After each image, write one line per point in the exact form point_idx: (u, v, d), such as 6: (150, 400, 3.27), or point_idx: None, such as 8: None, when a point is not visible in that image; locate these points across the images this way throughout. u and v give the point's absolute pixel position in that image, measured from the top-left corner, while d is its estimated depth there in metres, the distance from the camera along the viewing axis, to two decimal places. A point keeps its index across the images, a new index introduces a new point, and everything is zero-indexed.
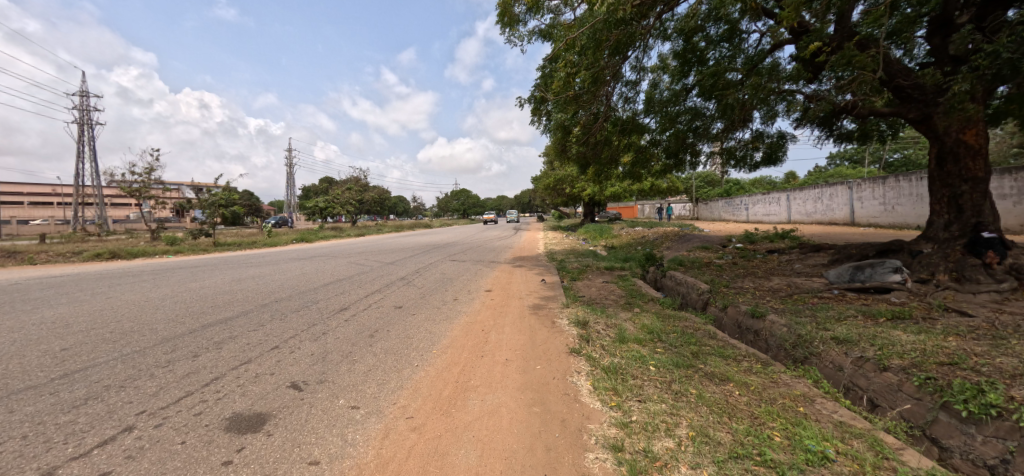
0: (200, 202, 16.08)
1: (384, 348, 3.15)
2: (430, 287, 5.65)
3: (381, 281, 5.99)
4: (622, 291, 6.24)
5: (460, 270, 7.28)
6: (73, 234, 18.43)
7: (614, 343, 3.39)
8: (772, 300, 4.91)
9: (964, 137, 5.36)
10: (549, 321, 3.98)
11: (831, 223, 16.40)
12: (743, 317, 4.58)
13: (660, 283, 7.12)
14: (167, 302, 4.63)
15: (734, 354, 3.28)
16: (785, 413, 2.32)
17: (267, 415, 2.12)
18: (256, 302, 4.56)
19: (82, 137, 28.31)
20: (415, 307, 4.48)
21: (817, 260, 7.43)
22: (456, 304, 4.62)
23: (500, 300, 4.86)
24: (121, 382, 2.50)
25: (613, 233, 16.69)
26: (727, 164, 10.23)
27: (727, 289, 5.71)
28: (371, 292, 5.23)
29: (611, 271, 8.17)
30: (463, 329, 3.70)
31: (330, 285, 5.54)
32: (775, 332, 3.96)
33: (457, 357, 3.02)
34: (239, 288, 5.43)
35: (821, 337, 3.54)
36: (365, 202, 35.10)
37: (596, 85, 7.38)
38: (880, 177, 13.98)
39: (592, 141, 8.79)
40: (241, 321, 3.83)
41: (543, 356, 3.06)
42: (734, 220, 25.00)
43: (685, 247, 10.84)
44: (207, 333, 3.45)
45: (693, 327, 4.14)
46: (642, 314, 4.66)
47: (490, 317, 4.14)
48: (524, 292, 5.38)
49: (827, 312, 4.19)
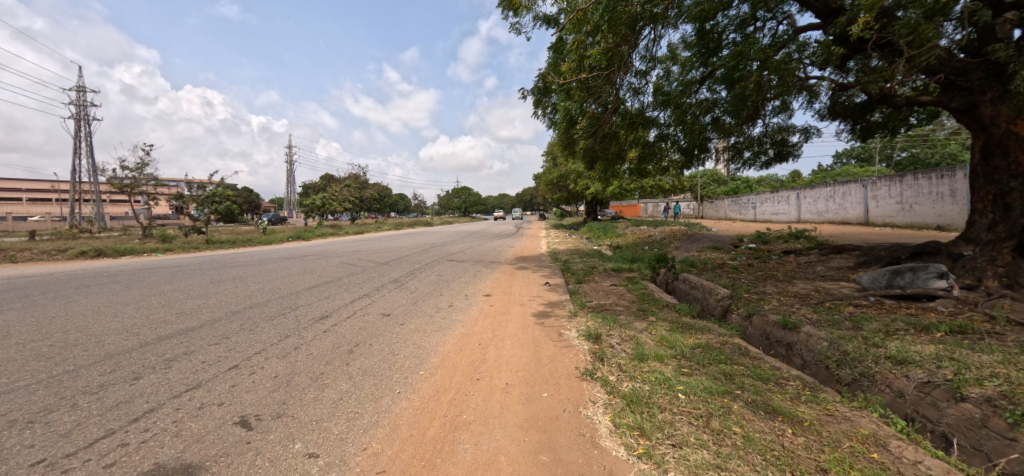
0: (193, 199, 15.67)
1: (363, 368, 2.66)
2: (423, 291, 5.17)
3: (370, 284, 5.51)
4: (633, 295, 5.74)
5: (458, 271, 6.79)
6: (66, 231, 18.04)
7: (632, 363, 2.91)
8: (803, 308, 4.39)
9: (1015, 127, 4.74)
10: (555, 334, 3.49)
11: (844, 223, 15.81)
12: (772, 327, 4.10)
13: (672, 286, 6.63)
14: (130, 308, 4.17)
15: (774, 376, 2.79)
16: (859, 464, 1.83)
17: (196, 468, 1.64)
18: (228, 308, 4.09)
19: (79, 133, 27.92)
20: (404, 314, 4.01)
21: (841, 262, 6.91)
22: (450, 312, 4.15)
23: (500, 307, 4.39)
24: (31, 416, 2.03)
25: (618, 232, 16.17)
26: (741, 161, 9.69)
27: (748, 294, 5.21)
28: (357, 296, 4.75)
29: (618, 273, 7.68)
30: (457, 344, 3.22)
31: (314, 289, 5.07)
32: (814, 348, 3.47)
33: (448, 381, 2.54)
34: (214, 291, 4.95)
35: (873, 356, 3.03)
36: (365, 200, 34.65)
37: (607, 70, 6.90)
38: (897, 176, 13.39)
39: (600, 134, 8.32)
40: (204, 332, 3.36)
41: (550, 379, 2.58)
42: (741, 219, 24.37)
43: (695, 248, 10.31)
44: (159, 347, 2.99)
45: (719, 340, 3.65)
46: (658, 324, 4.17)
47: (488, 327, 3.66)
48: (526, 298, 4.89)
49: (871, 324, 3.68)
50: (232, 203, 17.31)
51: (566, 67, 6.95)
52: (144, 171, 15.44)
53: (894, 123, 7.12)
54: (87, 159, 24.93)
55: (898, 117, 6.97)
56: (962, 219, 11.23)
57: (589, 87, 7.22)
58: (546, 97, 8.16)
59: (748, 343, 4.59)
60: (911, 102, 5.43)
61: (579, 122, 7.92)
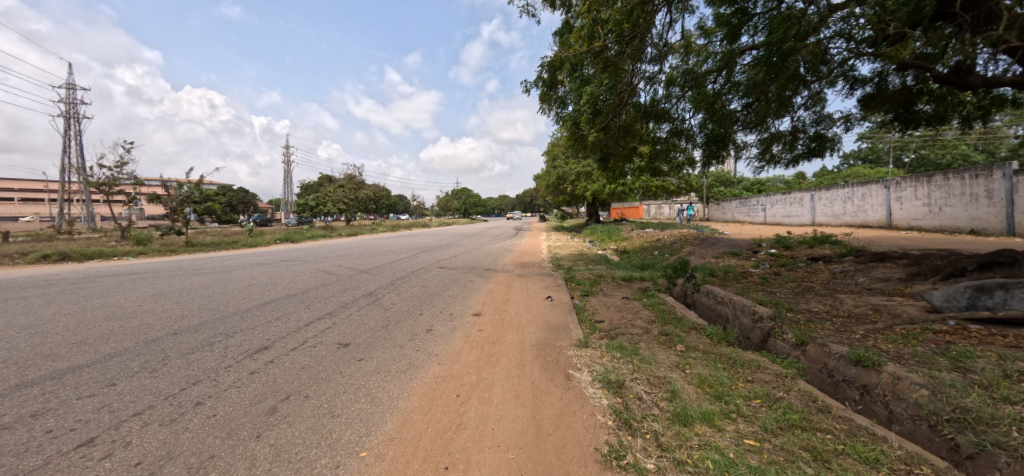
0: (171, 198, 14.80)
1: (275, 449, 1.77)
2: (400, 308, 4.29)
3: (340, 299, 4.63)
4: (651, 313, 4.86)
5: (446, 282, 5.91)
6: (43, 233, 17.08)
7: (673, 431, 2.02)
8: (871, 338, 3.50)
9: None
10: (562, 378, 2.62)
11: (864, 226, 14.95)
12: (838, 361, 3.22)
13: (693, 299, 5.75)
14: (23, 333, 3.29)
15: (883, 455, 1.90)
16: None
17: None
18: (144, 336, 3.20)
19: (69, 131, 26.93)
20: (368, 344, 3.13)
21: (886, 273, 6.04)
22: (428, 339, 3.29)
23: (491, 332, 3.52)
24: None
25: (624, 235, 15.29)
26: (766, 159, 8.86)
27: (792, 313, 4.32)
28: (318, 317, 3.88)
29: (629, 282, 6.83)
30: (429, 395, 2.34)
31: (269, 306, 4.20)
32: (907, 397, 2.58)
33: (399, 472, 1.64)
34: (146, 309, 4.06)
35: (1014, 419, 2.13)
36: (362, 201, 33.76)
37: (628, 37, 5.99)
38: (924, 175, 12.52)
39: (615, 129, 7.45)
40: (88, 375, 2.48)
41: (555, 467, 1.70)
42: (750, 222, 23.45)
43: (710, 253, 9.40)
44: (4, 403, 2.12)
45: (779, 384, 2.75)
46: (691, 356, 3.30)
47: (474, 364, 2.81)
48: (526, 318, 4.05)
49: (978, 364, 2.79)
50: (216, 203, 16.42)
51: (575, 35, 5.98)
52: (122, 169, 14.62)
53: (951, 113, 6.33)
54: (73, 157, 24.02)
55: (953, 103, 6.25)
56: (999, 223, 10.32)
57: (606, 63, 6.31)
58: (555, 90, 7.33)
59: (797, 376, 3.73)
60: (989, 83, 4.54)
61: (592, 115, 7.04)
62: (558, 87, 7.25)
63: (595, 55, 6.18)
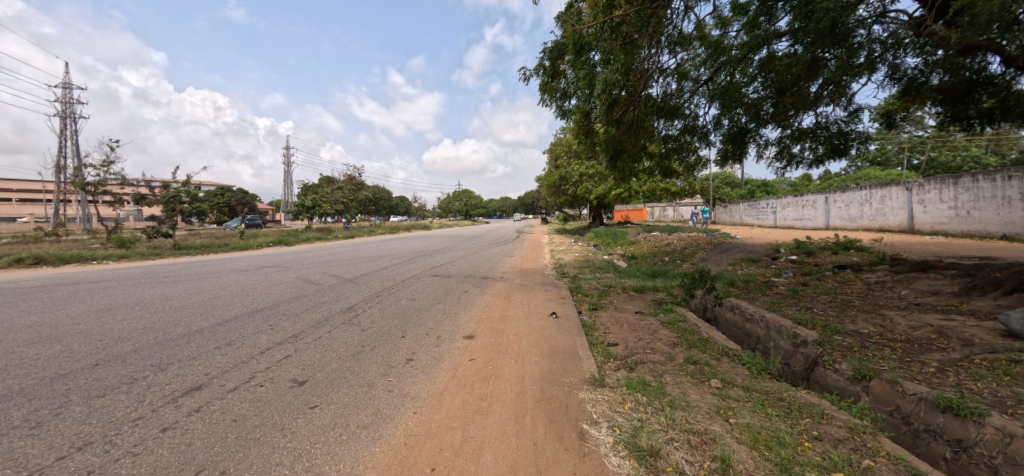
0: (156, 199, 14.21)
1: None
2: (380, 328, 3.67)
3: (312, 316, 3.99)
4: (672, 333, 4.19)
5: (437, 293, 5.28)
6: (29, 234, 16.49)
7: None
8: (951, 374, 2.83)
9: None
10: (575, 438, 1.96)
11: (882, 230, 14.28)
12: (918, 406, 2.51)
13: (716, 314, 5.10)
14: None
15: None
16: None
17: None
18: (54, 369, 2.58)
19: (64, 130, 26.36)
20: (329, 381, 2.49)
21: (931, 285, 5.39)
22: (407, 372, 2.67)
23: (484, 363, 2.89)
24: None
25: (630, 239, 14.64)
26: (787, 160, 8.19)
27: (841, 337, 3.65)
28: (279, 340, 3.23)
29: (641, 293, 6.19)
30: (394, 465, 1.69)
31: (225, 325, 3.56)
32: None
33: None
34: (80, 329, 3.44)
35: None
36: (361, 201, 33.14)
37: (653, 4, 5.35)
38: (950, 177, 11.85)
39: (624, 123, 6.86)
40: None
41: None
42: (760, 225, 22.71)
43: (726, 259, 8.74)
44: None
45: (860, 446, 2.07)
46: (732, 398, 2.65)
47: (461, 413, 2.17)
48: (526, 343, 3.41)
49: None
50: (206, 204, 15.84)
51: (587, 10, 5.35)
52: (109, 169, 14.10)
53: (1012, 104, 5.62)
54: (67, 156, 23.50)
55: (1010, 94, 5.55)
56: None
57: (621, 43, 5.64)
58: (558, 80, 6.84)
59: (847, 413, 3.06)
60: None
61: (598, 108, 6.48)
62: (561, 75, 6.77)
63: (609, 35, 5.54)
